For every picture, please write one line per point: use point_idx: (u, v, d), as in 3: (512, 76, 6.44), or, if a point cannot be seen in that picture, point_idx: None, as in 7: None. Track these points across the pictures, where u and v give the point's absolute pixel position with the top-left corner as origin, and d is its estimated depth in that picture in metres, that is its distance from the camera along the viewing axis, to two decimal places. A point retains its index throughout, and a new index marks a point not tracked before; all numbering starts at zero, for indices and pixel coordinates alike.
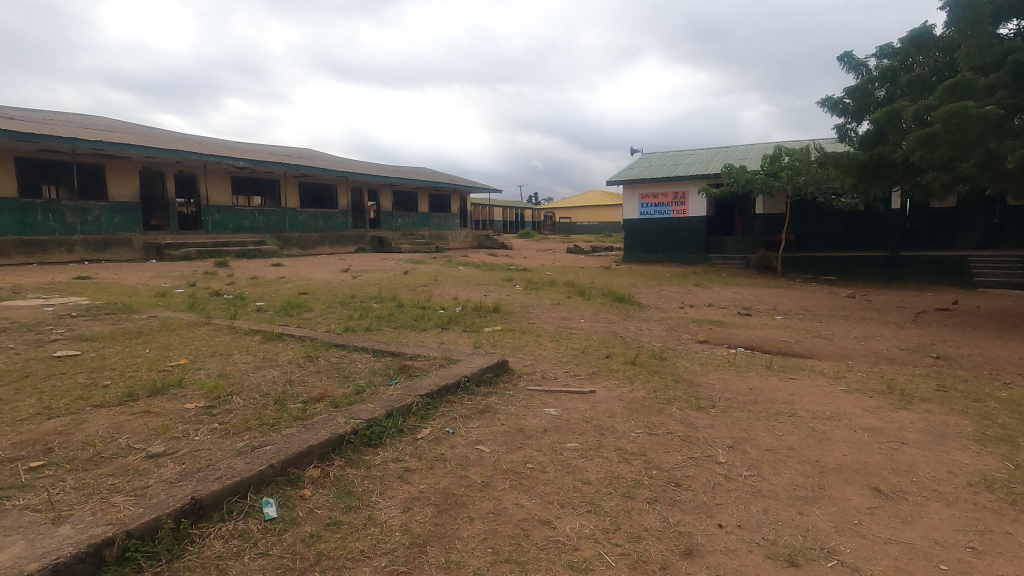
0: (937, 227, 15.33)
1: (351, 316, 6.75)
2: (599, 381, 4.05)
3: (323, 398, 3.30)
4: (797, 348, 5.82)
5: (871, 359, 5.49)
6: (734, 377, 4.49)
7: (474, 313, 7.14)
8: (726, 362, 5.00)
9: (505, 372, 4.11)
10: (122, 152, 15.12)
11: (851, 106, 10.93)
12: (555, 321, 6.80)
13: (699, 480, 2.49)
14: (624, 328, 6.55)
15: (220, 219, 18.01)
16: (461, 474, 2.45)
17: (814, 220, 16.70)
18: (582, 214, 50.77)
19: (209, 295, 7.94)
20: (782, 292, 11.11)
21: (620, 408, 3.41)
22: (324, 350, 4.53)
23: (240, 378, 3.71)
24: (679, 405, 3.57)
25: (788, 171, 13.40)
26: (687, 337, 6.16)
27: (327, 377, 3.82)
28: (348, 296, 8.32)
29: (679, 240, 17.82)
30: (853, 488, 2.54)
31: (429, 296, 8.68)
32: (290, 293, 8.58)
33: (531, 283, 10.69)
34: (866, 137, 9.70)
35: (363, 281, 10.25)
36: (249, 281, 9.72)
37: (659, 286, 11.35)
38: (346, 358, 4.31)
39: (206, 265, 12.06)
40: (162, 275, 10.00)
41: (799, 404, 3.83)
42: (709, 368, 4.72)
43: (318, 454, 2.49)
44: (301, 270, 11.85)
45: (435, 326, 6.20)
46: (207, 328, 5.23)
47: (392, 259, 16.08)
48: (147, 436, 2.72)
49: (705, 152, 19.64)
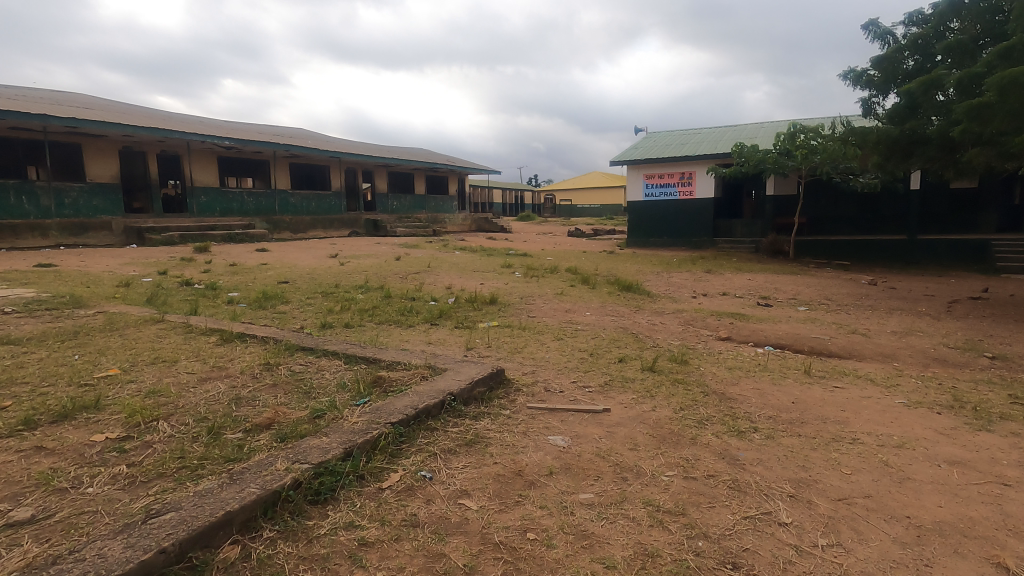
0: (957, 209, 14.61)
1: (331, 310, 6.06)
2: (612, 395, 3.37)
3: (269, 426, 2.63)
4: (832, 346, 5.12)
5: (918, 360, 4.80)
6: (769, 386, 3.82)
7: (469, 305, 6.46)
8: (755, 366, 4.31)
9: (500, 385, 3.42)
10: (99, 131, 14.28)
11: (876, 78, 10.15)
12: (557, 314, 6.10)
13: (761, 557, 1.81)
14: (635, 322, 5.87)
15: (207, 202, 17.22)
16: (435, 551, 1.78)
17: (827, 202, 15.93)
18: (582, 198, 49.90)
19: (178, 284, 7.27)
20: (799, 280, 10.40)
21: (643, 437, 2.74)
22: (286, 356, 3.83)
23: (177, 397, 3.02)
24: (713, 429, 2.91)
25: (803, 149, 12.61)
26: (707, 333, 5.49)
27: (284, 394, 3.14)
28: (332, 286, 7.62)
29: (685, 223, 17.06)
30: (968, 565, 1.87)
31: (420, 285, 8.00)
32: (269, 281, 7.90)
33: (531, 269, 9.95)
34: (896, 110, 8.92)
35: (350, 267, 9.55)
36: (228, 268, 9.05)
37: (668, 273, 10.63)
38: (311, 367, 3.61)
39: (187, 251, 11.36)
40: (134, 261, 9.31)
41: (855, 425, 3.16)
42: (740, 375, 4.03)
43: (241, 522, 1.82)
44: (287, 256, 11.16)
45: (424, 322, 5.53)
46: (160, 327, 4.55)
47: (386, 243, 15.35)
48: (20, 490, 2.05)
49: (713, 130, 18.76)
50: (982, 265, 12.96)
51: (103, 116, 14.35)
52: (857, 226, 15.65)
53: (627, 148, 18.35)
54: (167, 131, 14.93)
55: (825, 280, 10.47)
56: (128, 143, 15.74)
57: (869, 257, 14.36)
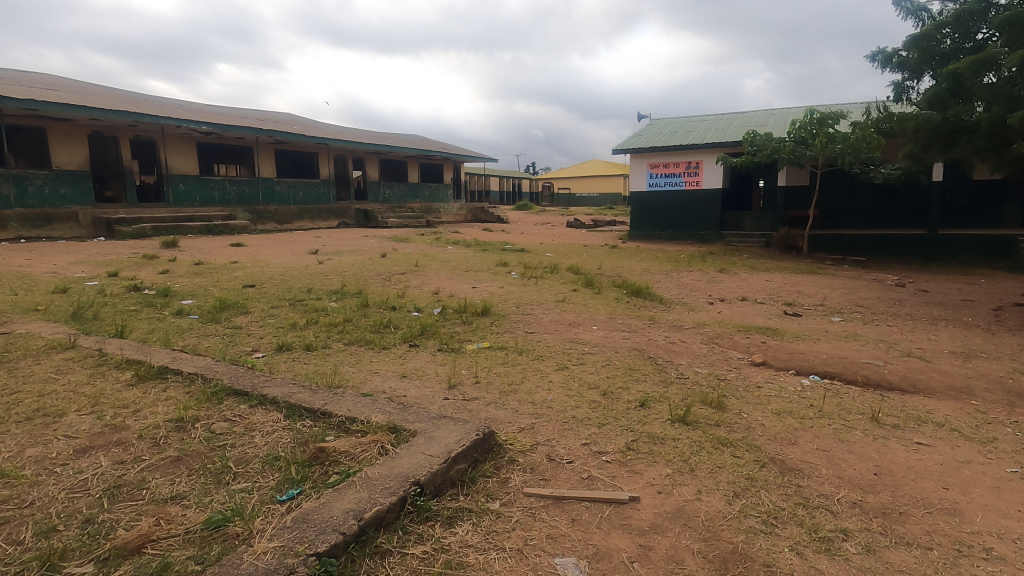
0: (978, 202, 13.77)
1: (294, 325, 5.15)
2: (639, 471, 2.51)
3: (136, 555, 1.75)
4: (890, 376, 4.25)
5: (999, 397, 3.94)
6: (837, 445, 2.96)
7: (457, 317, 5.57)
8: (810, 412, 3.44)
9: (488, 454, 2.56)
10: (63, 114, 13.24)
11: (910, 59, 9.24)
12: (557, 331, 5.21)
13: None
14: (652, 341, 5.00)
15: (185, 190, 16.25)
16: None
17: (842, 194, 15.03)
18: (581, 186, 48.95)
19: (126, 290, 6.34)
20: (820, 281, 9.55)
21: (694, 561, 1.89)
22: (211, 406, 2.93)
23: (27, 488, 2.12)
24: (789, 538, 2.06)
25: (823, 137, 11.67)
26: (739, 357, 4.63)
27: (186, 476, 2.26)
28: (303, 291, 6.71)
29: (691, 215, 16.16)
30: None
31: (404, 288, 7.11)
32: (233, 285, 7.01)
33: (529, 269, 9.08)
34: (936, 93, 8.00)
35: (329, 267, 8.65)
36: (191, 267, 8.14)
37: (678, 273, 9.74)
38: (239, 426, 2.71)
39: (152, 246, 10.40)
40: (88, 260, 8.36)
41: (975, 520, 2.30)
42: (795, 428, 3.15)
43: None
44: (262, 252, 10.24)
45: (400, 342, 4.66)
46: (65, 356, 3.63)
47: (374, 236, 14.44)
48: None
49: (721, 117, 17.76)
50: (1009, 262, 12.14)
51: (67, 98, 13.29)
52: (872, 220, 14.79)
53: (630, 136, 17.36)
54: (138, 114, 13.89)
55: (847, 281, 9.62)
56: (97, 127, 14.70)
57: (887, 253, 13.52)
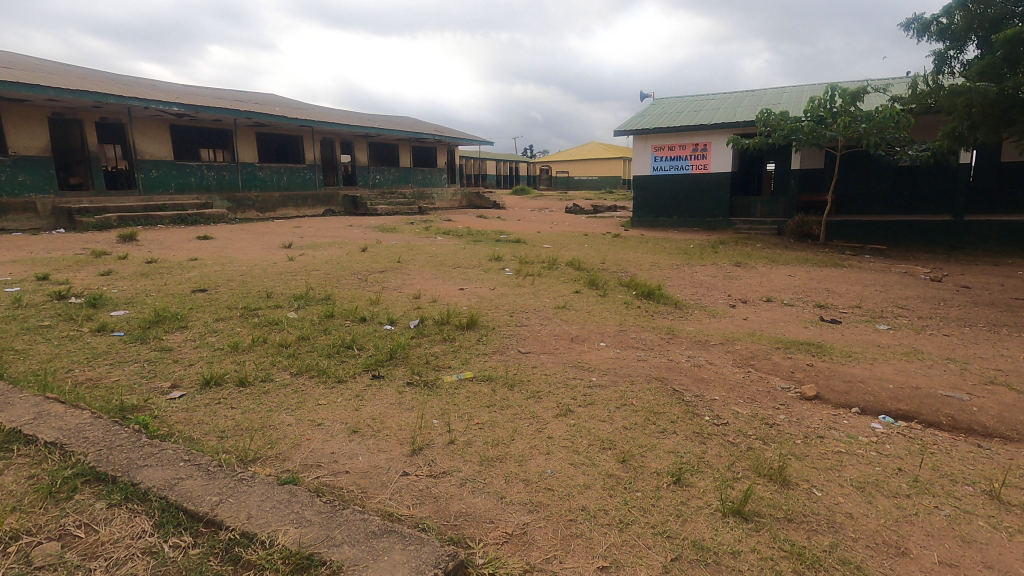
0: (1007, 186, 12.80)
1: (235, 344, 4.20)
2: None
3: None
4: (983, 417, 3.33)
5: None
6: (967, 554, 2.04)
7: (434, 332, 4.62)
8: (905, 487, 2.51)
9: None
10: (16, 94, 12.14)
11: (954, 26, 8.20)
12: (557, 350, 4.28)
13: None
14: (673, 364, 4.07)
15: (158, 177, 15.21)
16: None
17: (860, 177, 14.04)
18: (580, 169, 47.72)
19: (48, 298, 5.37)
20: (847, 275, 8.62)
21: None
22: (53, 506, 1.99)
23: None
24: None
25: (847, 116, 10.65)
26: (785, 389, 3.70)
27: None
28: (260, 297, 5.74)
29: (698, 201, 15.17)
30: None
31: (380, 292, 6.16)
32: (182, 289, 6.05)
33: (524, 264, 8.13)
34: (988, 64, 6.93)
35: (299, 264, 7.68)
36: (141, 266, 7.19)
37: (690, 268, 8.79)
38: (73, 554, 1.76)
39: (107, 241, 9.39)
40: (23, 259, 7.37)
41: None
42: (897, 519, 2.23)
43: None
44: (230, 246, 9.27)
45: (361, 370, 3.72)
46: None
47: (359, 226, 13.43)
48: None
49: (729, 96, 16.65)
50: None
51: (22, 76, 12.18)
52: (892, 205, 13.82)
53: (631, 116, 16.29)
54: (101, 95, 12.79)
55: (876, 275, 8.69)
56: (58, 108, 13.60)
57: (909, 242, 12.57)
